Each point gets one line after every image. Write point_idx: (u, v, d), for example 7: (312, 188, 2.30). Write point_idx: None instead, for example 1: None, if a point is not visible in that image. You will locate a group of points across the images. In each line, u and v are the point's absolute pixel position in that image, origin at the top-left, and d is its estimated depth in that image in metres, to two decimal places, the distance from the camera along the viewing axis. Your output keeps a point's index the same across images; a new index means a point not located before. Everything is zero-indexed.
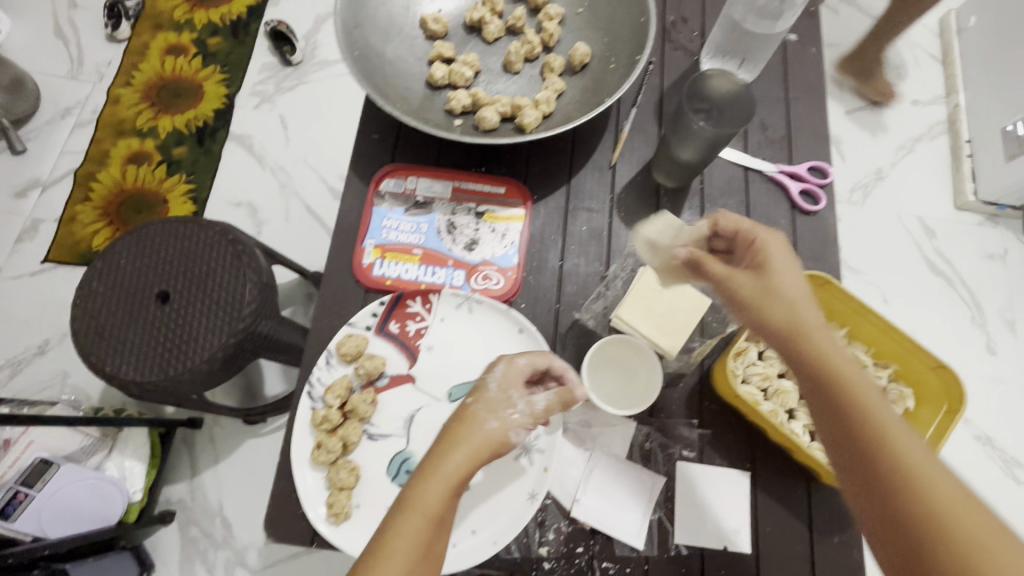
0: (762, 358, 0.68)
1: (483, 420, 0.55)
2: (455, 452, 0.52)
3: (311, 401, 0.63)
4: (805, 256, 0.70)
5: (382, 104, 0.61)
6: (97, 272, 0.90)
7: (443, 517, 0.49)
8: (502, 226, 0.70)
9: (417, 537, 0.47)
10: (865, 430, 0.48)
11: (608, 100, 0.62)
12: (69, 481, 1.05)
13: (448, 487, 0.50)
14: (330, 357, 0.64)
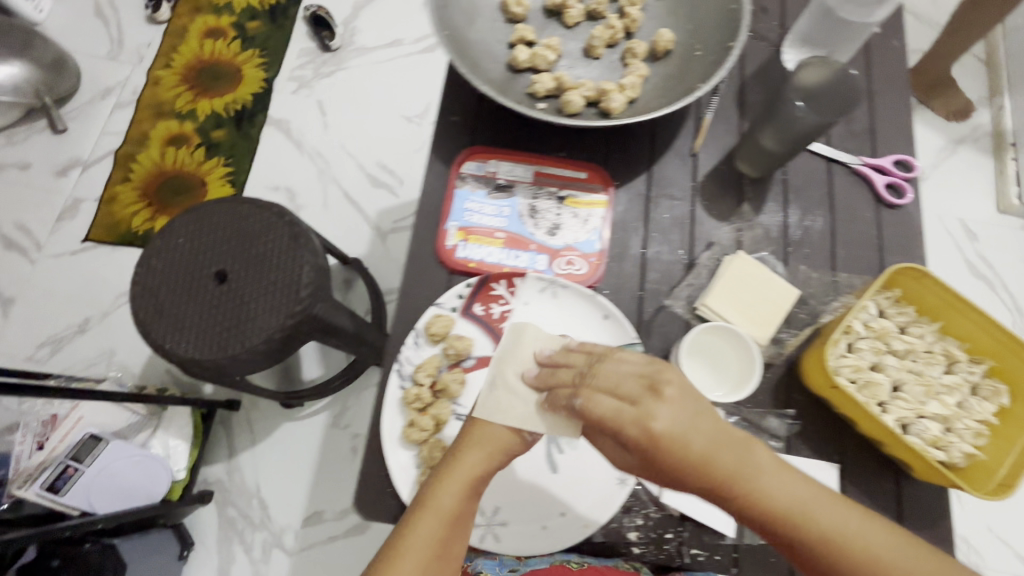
0: (852, 349, 0.63)
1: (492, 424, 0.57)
2: (469, 454, 0.56)
3: (400, 379, 0.65)
4: (891, 250, 0.69)
5: (474, 82, 0.61)
6: (156, 249, 0.91)
7: (457, 515, 0.55)
8: (584, 212, 0.70)
9: (432, 536, 0.53)
10: (786, 526, 0.49)
11: (699, 88, 0.61)
12: (116, 458, 1.06)
13: (462, 489, 0.55)
14: (418, 336, 0.66)
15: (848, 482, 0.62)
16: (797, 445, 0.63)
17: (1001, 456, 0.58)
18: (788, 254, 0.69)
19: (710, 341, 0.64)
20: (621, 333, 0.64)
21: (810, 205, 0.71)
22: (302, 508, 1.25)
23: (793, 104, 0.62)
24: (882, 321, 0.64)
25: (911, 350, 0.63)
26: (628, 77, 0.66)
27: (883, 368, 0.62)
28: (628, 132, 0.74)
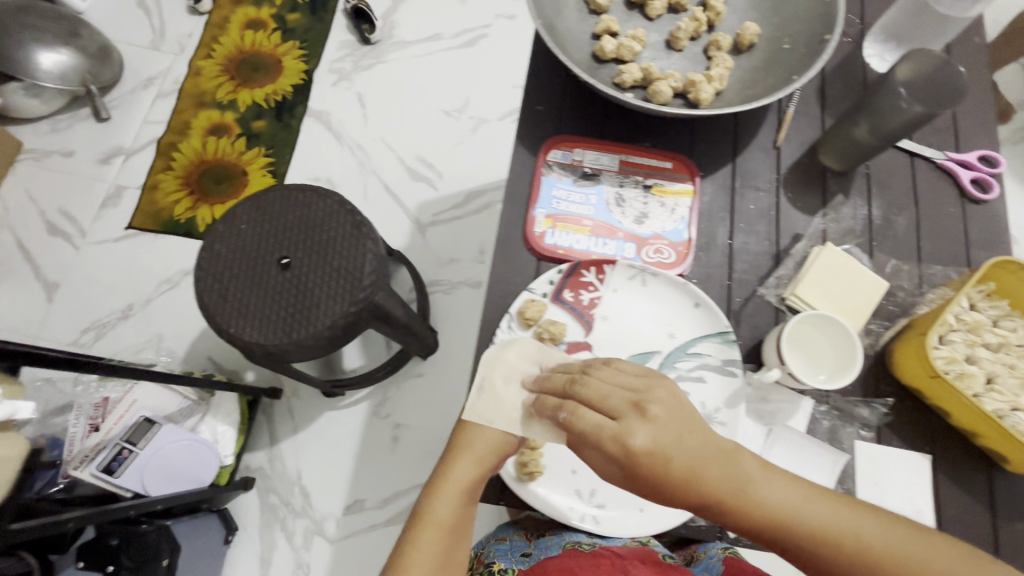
0: (945, 341, 0.62)
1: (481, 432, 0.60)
2: (464, 462, 0.58)
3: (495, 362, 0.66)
4: (976, 243, 0.69)
5: (572, 69, 0.64)
6: (219, 234, 0.92)
7: (457, 523, 0.56)
8: (671, 201, 0.73)
9: (435, 548, 0.54)
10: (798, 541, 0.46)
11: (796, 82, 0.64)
12: (169, 441, 1.07)
13: (459, 495, 0.57)
14: (512, 320, 0.66)
15: (938, 470, 0.64)
16: (887, 435, 0.65)
17: None
18: (873, 247, 0.70)
19: (804, 331, 0.65)
20: (713, 320, 0.66)
21: (893, 199, 0.71)
22: (344, 496, 1.26)
23: (897, 95, 0.62)
24: (974, 314, 0.63)
25: (1005, 343, 0.62)
26: (715, 69, 0.68)
27: (975, 360, 0.62)
28: (713, 122, 0.76)
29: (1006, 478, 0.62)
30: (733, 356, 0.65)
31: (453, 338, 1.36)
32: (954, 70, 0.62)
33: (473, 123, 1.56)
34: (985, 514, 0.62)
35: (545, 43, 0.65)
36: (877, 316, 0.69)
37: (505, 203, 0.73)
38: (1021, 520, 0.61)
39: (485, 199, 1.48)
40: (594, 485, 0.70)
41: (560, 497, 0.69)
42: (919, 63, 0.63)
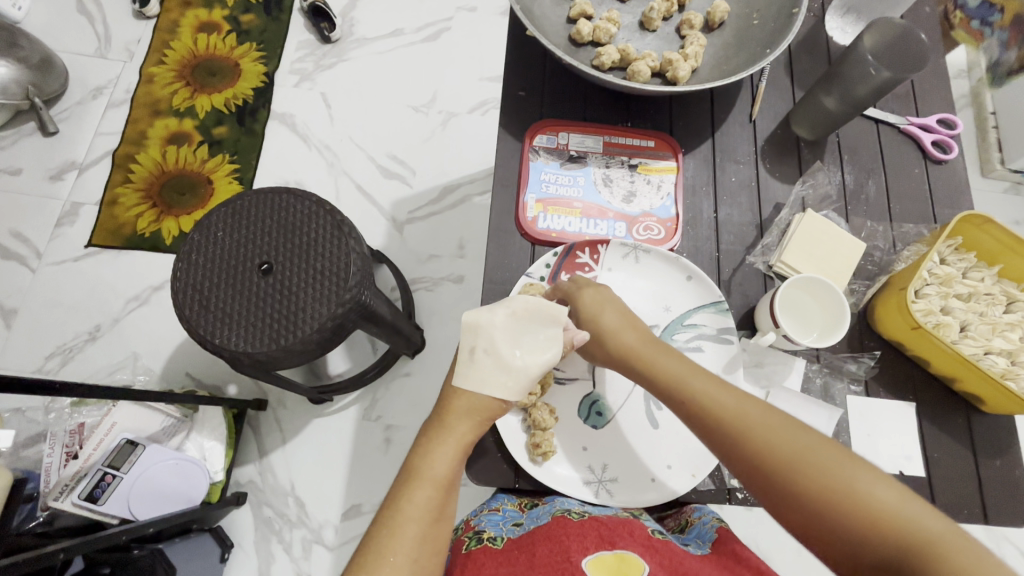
0: (920, 295, 0.66)
1: (474, 392, 0.60)
2: (460, 427, 0.59)
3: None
4: (941, 202, 0.74)
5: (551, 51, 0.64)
6: (194, 244, 0.89)
7: (450, 482, 0.57)
8: (657, 178, 0.74)
9: (430, 502, 0.55)
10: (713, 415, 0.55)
11: (769, 55, 0.66)
12: (154, 462, 1.03)
13: (453, 456, 0.58)
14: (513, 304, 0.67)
15: (920, 416, 0.68)
16: (874, 387, 0.69)
17: None
18: (849, 211, 0.73)
19: (793, 294, 0.68)
20: (706, 291, 0.68)
21: (864, 164, 0.75)
22: (341, 501, 1.24)
23: (863, 64, 0.65)
24: (945, 267, 0.67)
25: (974, 292, 0.66)
26: (689, 48, 0.70)
27: (949, 310, 0.66)
28: (690, 99, 0.78)
29: (982, 418, 0.67)
30: (727, 325, 0.67)
31: (439, 334, 1.35)
32: (914, 36, 0.64)
33: (443, 118, 1.55)
34: (965, 452, 0.66)
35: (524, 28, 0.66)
36: (857, 276, 0.73)
37: (494, 189, 0.73)
38: (998, 454, 0.66)
39: (461, 192, 1.47)
40: (605, 459, 0.71)
41: (573, 474, 0.71)
42: (882, 33, 0.66)
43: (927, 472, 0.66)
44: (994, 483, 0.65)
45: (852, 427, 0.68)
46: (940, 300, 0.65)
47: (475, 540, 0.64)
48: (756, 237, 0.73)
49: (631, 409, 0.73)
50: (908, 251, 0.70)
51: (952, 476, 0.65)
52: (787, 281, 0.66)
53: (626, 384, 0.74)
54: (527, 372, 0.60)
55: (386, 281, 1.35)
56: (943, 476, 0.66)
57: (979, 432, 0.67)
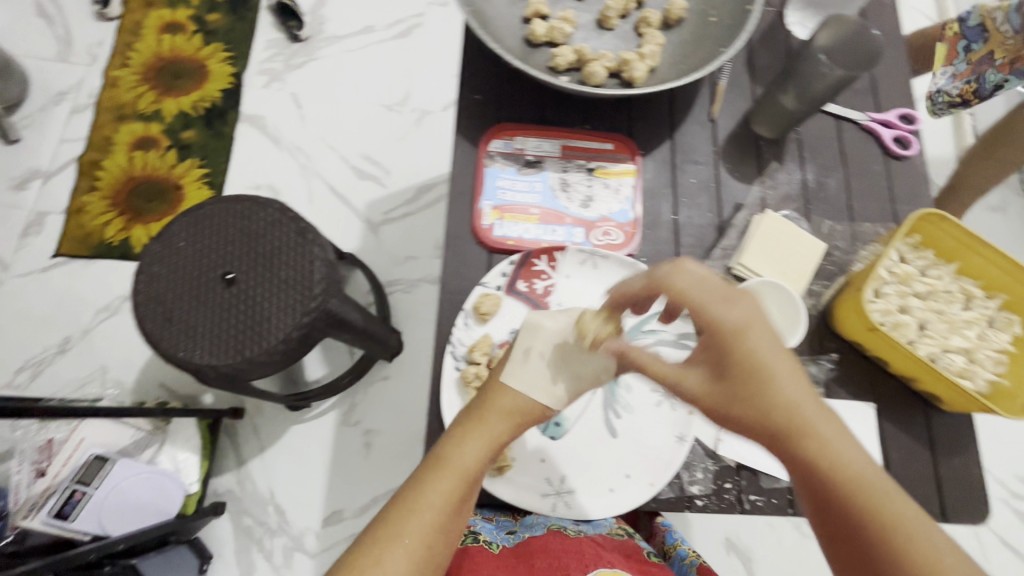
0: (879, 294, 0.65)
1: (518, 396, 0.58)
2: (495, 426, 0.57)
3: (455, 361, 0.65)
4: (901, 199, 0.73)
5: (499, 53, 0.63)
6: (155, 255, 0.87)
7: (475, 475, 0.56)
8: (614, 182, 0.74)
9: (451, 491, 0.55)
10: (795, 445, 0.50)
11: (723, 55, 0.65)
12: (126, 476, 1.02)
13: (483, 451, 0.56)
14: (468, 317, 0.66)
15: (881, 416, 0.68)
16: (835, 389, 0.68)
17: (1022, 381, 0.62)
18: (809, 210, 0.73)
19: (752, 296, 0.67)
20: None
21: (824, 162, 0.74)
22: (321, 508, 1.23)
23: (817, 62, 0.64)
24: (904, 265, 0.67)
25: (932, 291, 0.66)
26: (646, 47, 0.68)
27: (908, 309, 0.65)
28: (649, 99, 0.77)
29: (940, 415, 0.67)
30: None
31: (416, 337, 1.34)
32: (868, 33, 0.65)
33: (417, 116, 1.52)
34: (924, 450, 0.66)
35: (473, 31, 0.64)
36: (817, 276, 0.72)
37: (453, 196, 0.72)
38: (955, 453, 0.66)
39: (435, 192, 1.46)
40: (564, 471, 0.70)
41: (531, 486, 0.70)
42: (840, 28, 0.66)
43: (887, 473, 0.66)
44: (952, 480, 0.66)
45: None
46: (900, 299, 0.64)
47: (471, 539, 0.72)
48: (716, 239, 0.72)
49: (589, 419, 0.73)
50: (867, 251, 0.69)
51: (910, 476, 0.66)
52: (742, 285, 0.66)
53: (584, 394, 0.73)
54: (574, 385, 0.60)
55: (359, 288, 1.28)
56: (903, 475, 0.66)
57: (938, 429, 0.68)
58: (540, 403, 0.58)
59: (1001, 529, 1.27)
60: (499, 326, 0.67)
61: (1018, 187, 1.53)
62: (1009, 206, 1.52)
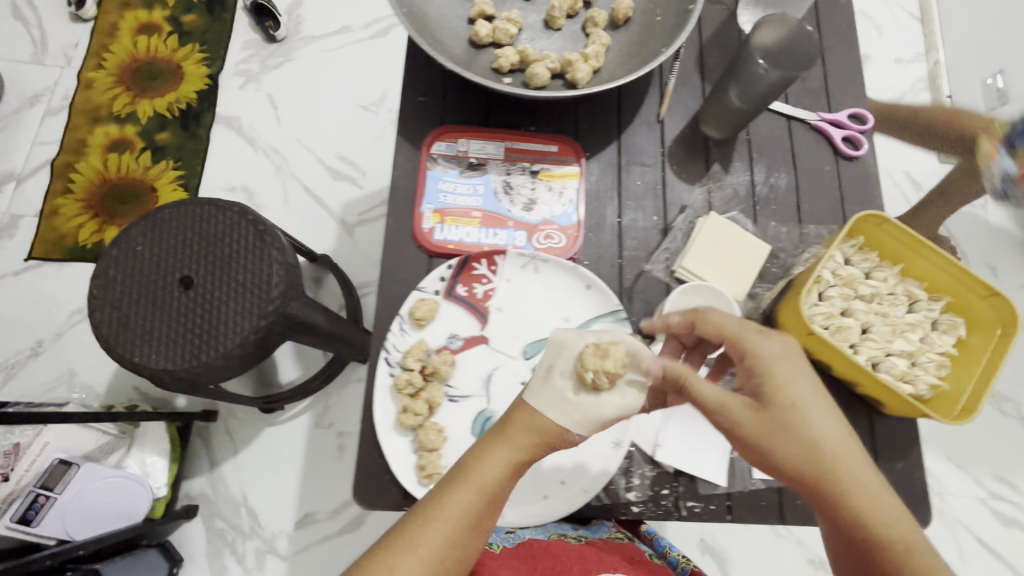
0: (823, 298, 0.66)
1: (542, 414, 0.55)
2: (520, 443, 0.54)
3: (389, 367, 0.64)
4: (851, 200, 0.73)
5: (435, 57, 0.62)
6: (113, 259, 0.86)
7: (497, 492, 0.53)
8: (558, 184, 0.72)
9: (471, 506, 0.52)
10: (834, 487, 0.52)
11: (663, 53, 0.65)
12: (90, 481, 1.02)
13: (507, 467, 0.53)
14: (403, 322, 0.65)
15: None
16: None
17: (962, 384, 0.62)
18: (757, 212, 0.72)
19: (690, 300, 0.66)
20: (604, 302, 0.66)
21: (773, 164, 0.74)
22: (293, 511, 1.23)
23: (757, 61, 0.63)
24: (849, 268, 0.66)
25: (876, 294, 0.66)
26: (590, 47, 0.68)
27: (851, 313, 0.66)
28: (598, 100, 0.76)
29: (884, 418, 0.67)
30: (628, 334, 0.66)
31: None
32: (807, 35, 0.64)
33: (392, 117, 1.52)
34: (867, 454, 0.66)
35: (410, 34, 0.64)
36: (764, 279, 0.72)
37: (400, 199, 0.71)
38: (899, 457, 0.66)
39: None
40: None
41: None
42: (779, 29, 0.65)
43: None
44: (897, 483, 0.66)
45: None
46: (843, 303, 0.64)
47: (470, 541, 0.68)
48: (661, 242, 0.72)
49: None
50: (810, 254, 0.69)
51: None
52: (679, 288, 0.66)
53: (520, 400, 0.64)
54: (597, 409, 0.55)
55: (332, 295, 1.34)
56: None
57: (883, 433, 0.68)
58: (556, 424, 0.54)
59: (977, 529, 1.26)
60: (434, 332, 0.66)
61: None
62: None
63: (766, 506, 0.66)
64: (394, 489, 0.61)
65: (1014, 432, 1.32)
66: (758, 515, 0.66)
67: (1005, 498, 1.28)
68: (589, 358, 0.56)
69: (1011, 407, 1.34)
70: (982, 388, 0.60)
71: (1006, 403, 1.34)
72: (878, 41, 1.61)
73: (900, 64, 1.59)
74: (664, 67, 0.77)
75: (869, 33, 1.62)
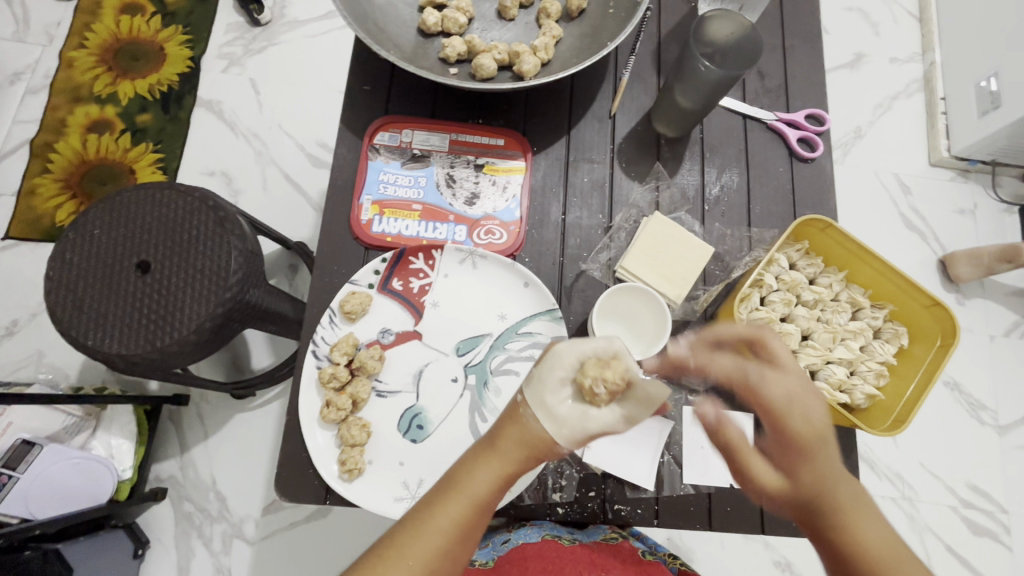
0: (764, 302, 0.65)
1: (536, 422, 0.51)
2: (510, 455, 0.51)
3: (317, 359, 0.64)
4: (802, 202, 0.73)
5: (376, 46, 0.62)
6: (69, 242, 0.85)
7: (486, 504, 0.50)
8: (502, 179, 0.71)
9: (457, 517, 0.49)
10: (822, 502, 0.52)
11: (608, 46, 0.64)
12: (53, 462, 1.03)
13: (498, 480, 0.50)
14: (334, 315, 0.65)
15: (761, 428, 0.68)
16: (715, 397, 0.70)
17: (898, 394, 0.63)
18: (704, 214, 0.72)
19: (622, 300, 0.66)
20: (539, 300, 0.66)
21: (725, 163, 0.74)
22: (261, 497, 1.23)
23: (700, 58, 0.62)
24: (793, 273, 0.66)
25: (820, 300, 0.67)
26: (540, 39, 0.67)
27: (792, 318, 0.66)
28: (551, 93, 0.75)
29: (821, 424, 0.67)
30: (560, 334, 0.65)
31: None
32: (756, 34, 0.64)
33: None
34: None
35: (352, 24, 0.63)
36: (707, 280, 0.71)
37: (347, 189, 0.70)
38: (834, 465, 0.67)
39: None
40: (422, 474, 0.61)
41: (382, 492, 0.61)
42: (733, 25, 0.64)
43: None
44: None
45: (685, 438, 0.68)
46: (782, 308, 0.64)
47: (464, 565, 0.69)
48: (604, 241, 0.71)
49: (453, 424, 0.63)
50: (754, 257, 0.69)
51: None
52: (612, 288, 0.65)
53: (450, 397, 0.64)
54: (584, 424, 0.51)
55: (306, 282, 1.32)
56: None
57: None
58: (546, 435, 0.50)
59: (947, 537, 1.25)
60: (366, 325, 0.66)
61: (991, 190, 1.48)
62: (980, 209, 1.46)
63: (692, 511, 0.66)
64: (319, 482, 0.62)
65: (991, 441, 1.31)
66: (684, 520, 0.66)
67: (976, 507, 1.27)
68: (590, 367, 0.52)
69: (990, 416, 1.32)
70: (916, 397, 0.61)
71: (984, 411, 1.32)
72: (874, 39, 1.58)
73: (895, 64, 1.56)
74: (620, 60, 0.76)
75: (864, 31, 1.58)
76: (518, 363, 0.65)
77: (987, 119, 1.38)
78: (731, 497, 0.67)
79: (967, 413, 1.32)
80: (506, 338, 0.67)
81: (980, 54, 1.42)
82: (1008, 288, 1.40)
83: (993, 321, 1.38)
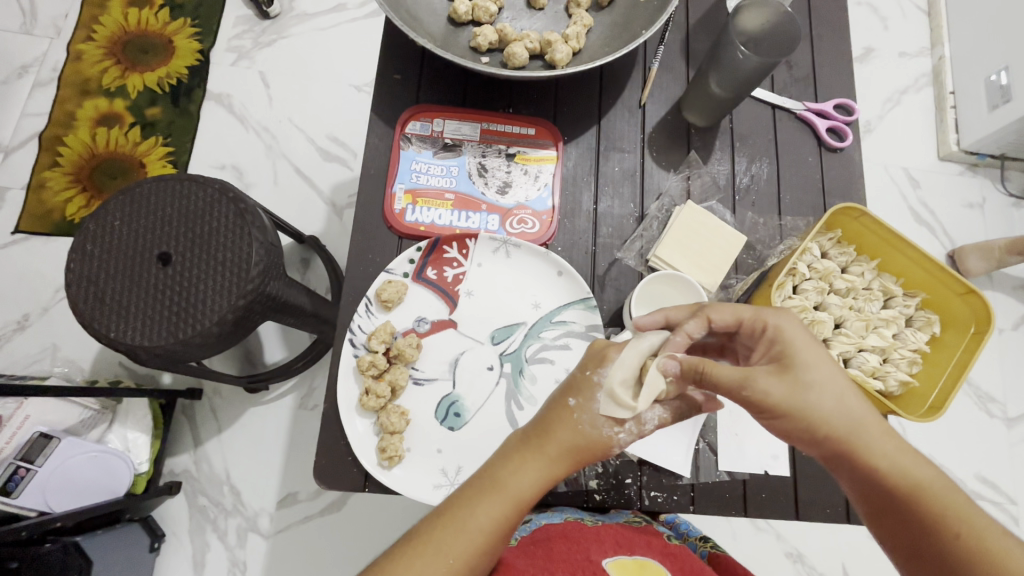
0: (798, 291, 0.66)
1: (583, 424, 0.53)
2: (559, 456, 0.53)
3: (355, 348, 0.64)
4: (831, 192, 0.74)
5: (411, 33, 0.62)
6: (90, 234, 0.85)
7: (527, 504, 0.52)
8: (534, 168, 0.72)
9: (501, 516, 0.50)
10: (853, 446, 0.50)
11: (643, 34, 0.64)
12: (72, 455, 1.02)
13: (542, 479, 0.52)
14: (370, 303, 0.65)
15: None
16: None
17: (932, 381, 0.64)
18: (735, 203, 0.72)
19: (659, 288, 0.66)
20: (574, 288, 0.66)
21: (755, 152, 0.74)
22: (276, 490, 1.23)
23: (737, 46, 0.62)
24: (825, 262, 0.67)
25: (852, 288, 0.68)
26: (572, 27, 0.67)
27: (825, 306, 0.67)
28: (580, 82, 0.75)
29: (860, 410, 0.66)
30: (595, 322, 0.66)
31: None
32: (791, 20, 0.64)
33: None
34: None
35: (386, 12, 0.63)
36: (737, 270, 0.72)
37: (377, 179, 0.70)
38: None
39: None
40: (461, 462, 0.62)
41: (421, 479, 0.61)
42: (767, 13, 0.65)
43: (791, 472, 0.68)
44: None
45: (719, 426, 0.69)
46: (816, 297, 0.65)
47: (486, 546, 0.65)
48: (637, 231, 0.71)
49: (491, 411, 0.64)
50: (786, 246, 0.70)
51: (815, 471, 0.69)
52: (651, 275, 0.65)
53: (486, 385, 0.64)
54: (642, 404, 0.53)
55: (320, 276, 1.32)
56: (809, 471, 0.69)
57: None
58: (597, 439, 0.53)
59: None
60: (402, 314, 0.66)
61: (999, 183, 1.48)
62: (988, 202, 1.47)
63: (728, 497, 0.67)
64: (355, 470, 0.62)
65: (999, 434, 1.32)
66: (720, 506, 0.67)
67: (986, 499, 1.28)
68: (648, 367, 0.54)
69: (999, 409, 1.33)
70: (951, 384, 0.62)
71: (992, 403, 1.33)
72: (884, 33, 1.58)
73: (905, 58, 1.56)
74: (649, 50, 0.76)
75: (873, 25, 1.58)
76: (554, 351, 0.66)
77: (996, 113, 1.38)
78: (765, 483, 0.68)
79: (976, 405, 1.33)
80: (540, 327, 0.67)
81: (990, 47, 1.42)
82: (1016, 281, 1.41)
83: (1002, 313, 1.39)
